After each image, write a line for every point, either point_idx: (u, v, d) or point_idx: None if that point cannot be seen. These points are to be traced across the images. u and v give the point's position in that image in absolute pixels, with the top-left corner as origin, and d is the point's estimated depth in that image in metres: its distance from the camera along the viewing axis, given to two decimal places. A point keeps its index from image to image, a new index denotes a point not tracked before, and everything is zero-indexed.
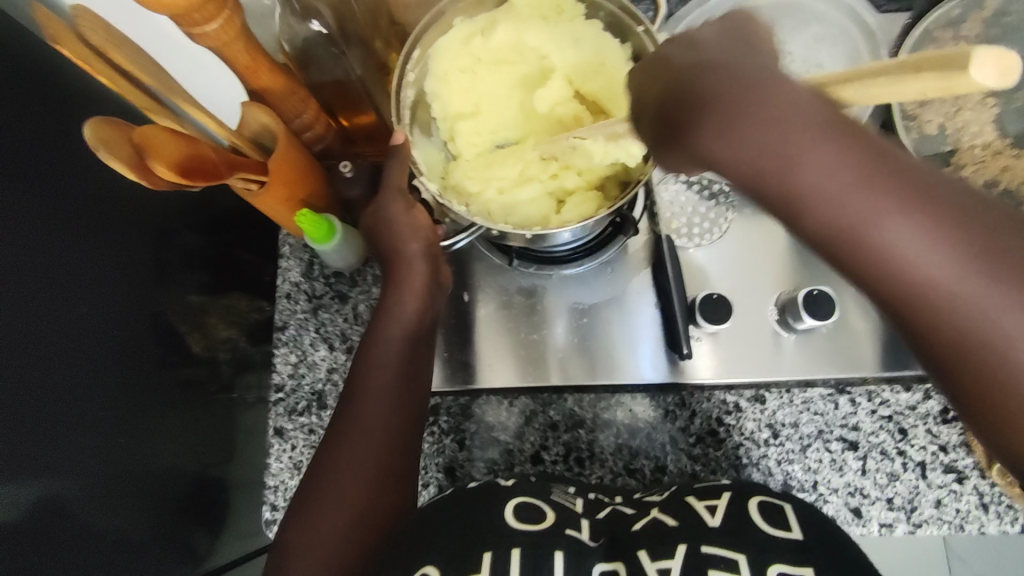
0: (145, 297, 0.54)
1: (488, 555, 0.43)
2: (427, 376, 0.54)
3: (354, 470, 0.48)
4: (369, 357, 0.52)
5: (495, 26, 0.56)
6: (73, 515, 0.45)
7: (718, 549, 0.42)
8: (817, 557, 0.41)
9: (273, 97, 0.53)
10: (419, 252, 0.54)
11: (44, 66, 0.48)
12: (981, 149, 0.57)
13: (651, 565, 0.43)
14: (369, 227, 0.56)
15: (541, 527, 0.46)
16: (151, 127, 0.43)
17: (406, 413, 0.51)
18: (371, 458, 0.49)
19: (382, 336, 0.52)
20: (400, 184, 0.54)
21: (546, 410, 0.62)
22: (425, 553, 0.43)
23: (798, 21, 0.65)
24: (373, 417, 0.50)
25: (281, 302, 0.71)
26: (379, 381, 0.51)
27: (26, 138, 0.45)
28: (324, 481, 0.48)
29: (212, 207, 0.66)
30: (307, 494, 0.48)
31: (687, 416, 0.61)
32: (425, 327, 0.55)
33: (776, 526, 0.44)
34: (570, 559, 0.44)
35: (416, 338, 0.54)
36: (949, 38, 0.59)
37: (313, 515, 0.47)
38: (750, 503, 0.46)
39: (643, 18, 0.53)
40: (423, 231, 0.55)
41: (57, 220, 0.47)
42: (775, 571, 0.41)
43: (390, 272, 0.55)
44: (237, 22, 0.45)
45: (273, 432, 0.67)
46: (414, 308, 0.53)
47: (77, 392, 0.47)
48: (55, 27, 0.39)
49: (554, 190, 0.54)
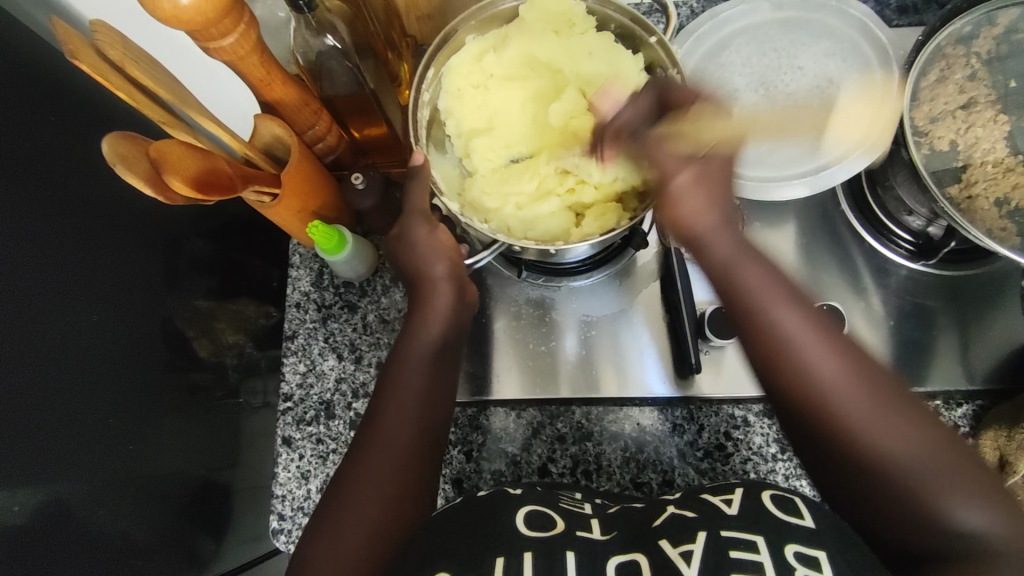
0: (154, 303, 0.55)
1: (500, 561, 0.42)
2: (448, 391, 0.55)
3: (375, 487, 0.48)
4: (391, 371, 0.53)
5: (508, 41, 0.57)
6: (80, 517, 0.46)
7: (737, 534, 0.42)
8: (830, 538, 0.41)
9: (287, 110, 0.53)
10: (445, 274, 0.54)
11: (60, 74, 0.48)
12: (994, 166, 0.55)
13: (674, 551, 0.43)
14: (390, 246, 0.56)
15: (553, 532, 0.45)
16: (168, 141, 0.44)
17: (427, 427, 0.52)
18: (392, 476, 0.49)
19: (410, 357, 0.53)
20: (422, 206, 0.54)
21: (553, 422, 0.63)
22: (438, 560, 0.42)
23: (808, 36, 0.65)
24: (396, 435, 0.50)
25: (292, 312, 0.70)
26: (401, 399, 0.51)
27: (40, 145, 0.46)
28: (347, 497, 0.48)
29: (223, 213, 0.66)
30: (327, 508, 0.48)
31: (695, 430, 0.61)
32: (449, 344, 0.55)
33: (788, 514, 0.43)
34: (582, 556, 0.43)
35: (439, 357, 0.54)
36: (961, 54, 0.58)
37: (331, 531, 0.47)
38: (761, 495, 0.46)
39: (656, 29, 0.55)
40: (448, 251, 0.55)
41: (70, 226, 0.47)
42: (792, 549, 0.40)
43: (414, 290, 0.56)
44: (253, 35, 0.46)
45: (280, 441, 0.67)
46: (438, 329, 0.54)
47: (87, 397, 0.47)
48: (72, 40, 0.38)
49: (573, 202, 0.54)
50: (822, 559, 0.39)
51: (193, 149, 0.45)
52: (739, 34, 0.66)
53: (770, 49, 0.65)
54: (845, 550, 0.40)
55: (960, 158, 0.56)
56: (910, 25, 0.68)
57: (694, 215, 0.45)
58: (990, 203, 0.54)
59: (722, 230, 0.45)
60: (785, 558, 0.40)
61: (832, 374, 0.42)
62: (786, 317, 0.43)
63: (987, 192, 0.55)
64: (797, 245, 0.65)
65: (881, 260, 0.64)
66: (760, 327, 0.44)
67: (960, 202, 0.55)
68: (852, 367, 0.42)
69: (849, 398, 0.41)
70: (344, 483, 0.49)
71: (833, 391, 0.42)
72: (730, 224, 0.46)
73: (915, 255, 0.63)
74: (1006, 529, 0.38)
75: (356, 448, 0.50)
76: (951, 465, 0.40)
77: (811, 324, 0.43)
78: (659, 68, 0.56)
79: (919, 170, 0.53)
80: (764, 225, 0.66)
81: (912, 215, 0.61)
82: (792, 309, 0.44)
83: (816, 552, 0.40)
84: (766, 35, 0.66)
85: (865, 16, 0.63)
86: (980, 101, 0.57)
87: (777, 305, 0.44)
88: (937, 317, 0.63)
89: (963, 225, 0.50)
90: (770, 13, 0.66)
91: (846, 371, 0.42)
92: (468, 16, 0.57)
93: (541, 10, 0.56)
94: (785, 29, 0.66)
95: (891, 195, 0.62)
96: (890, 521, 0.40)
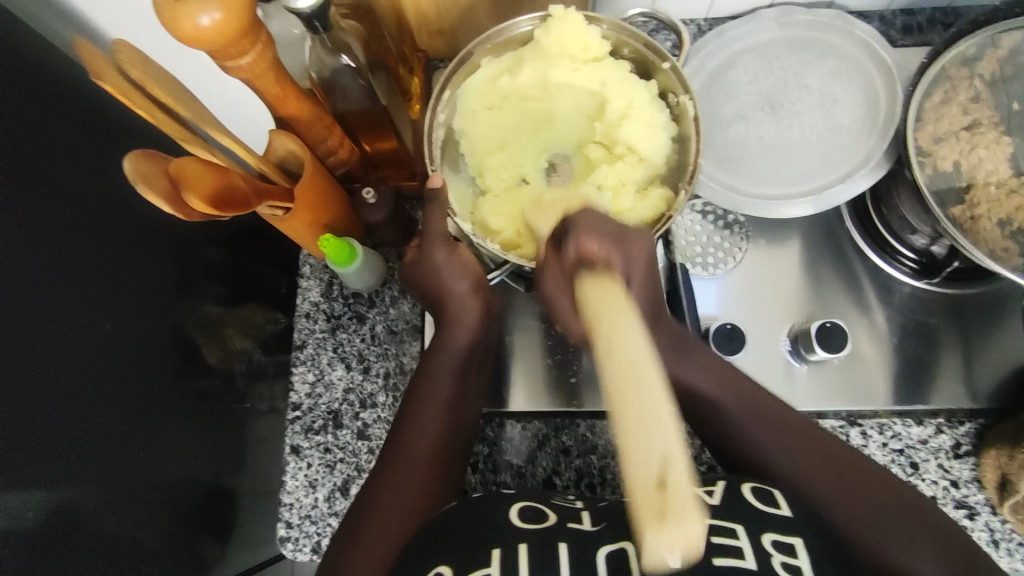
0: (167, 310, 0.56)
1: (497, 553, 0.42)
2: (470, 409, 0.57)
3: (399, 498, 0.50)
4: (419, 393, 0.55)
5: (521, 65, 0.57)
6: (88, 521, 0.46)
7: (717, 520, 0.42)
8: (808, 529, 0.43)
9: (301, 125, 0.54)
10: (467, 290, 0.57)
11: (78, 85, 0.50)
12: (998, 187, 0.56)
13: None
14: (411, 264, 0.58)
15: (544, 525, 0.45)
16: (187, 159, 0.45)
17: (447, 441, 0.54)
18: (414, 487, 0.50)
19: (432, 368, 0.56)
20: (441, 229, 0.55)
21: (559, 435, 0.63)
22: (439, 554, 0.43)
23: (814, 56, 0.66)
24: (419, 448, 0.52)
25: (300, 321, 0.71)
26: (426, 413, 0.54)
27: (59, 155, 0.47)
28: (371, 508, 0.49)
29: (234, 222, 0.67)
30: (352, 524, 0.49)
31: (699, 444, 0.62)
32: (473, 359, 0.58)
33: (767, 505, 0.44)
34: (573, 548, 0.43)
35: (463, 370, 0.56)
36: (964, 76, 0.59)
37: (355, 545, 0.47)
38: (742, 486, 0.46)
39: (669, 56, 0.57)
40: (470, 270, 0.57)
41: (86, 234, 0.48)
42: (769, 538, 0.41)
43: (439, 309, 0.58)
44: (269, 55, 0.47)
45: (288, 450, 0.67)
46: (464, 340, 0.57)
47: (100, 404, 0.48)
48: (97, 62, 0.40)
49: None
50: (798, 547, 0.41)
51: (212, 166, 0.46)
52: (745, 52, 0.67)
53: (777, 67, 0.66)
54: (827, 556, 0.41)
55: (962, 178, 0.57)
56: (915, 45, 0.69)
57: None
58: (992, 224, 0.55)
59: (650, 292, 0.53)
60: (763, 546, 0.41)
61: (768, 440, 0.51)
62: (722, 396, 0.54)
63: (989, 213, 0.55)
64: (801, 262, 0.66)
65: (885, 278, 0.65)
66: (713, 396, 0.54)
67: (963, 222, 0.56)
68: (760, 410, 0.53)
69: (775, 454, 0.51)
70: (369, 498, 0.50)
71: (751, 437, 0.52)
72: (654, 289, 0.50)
73: (918, 273, 0.63)
74: (946, 557, 0.44)
75: (381, 467, 0.51)
76: (848, 475, 0.48)
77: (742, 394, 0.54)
78: (671, 93, 0.58)
79: (922, 191, 0.54)
80: (769, 242, 0.66)
81: (916, 235, 0.61)
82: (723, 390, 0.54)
83: (792, 540, 0.41)
84: (773, 53, 0.66)
85: (870, 37, 0.64)
86: (983, 123, 0.58)
87: (714, 390, 0.54)
88: (941, 335, 0.63)
89: (962, 244, 0.52)
90: (777, 32, 0.67)
91: (745, 407, 0.53)
92: (485, 41, 0.58)
93: (556, 35, 0.56)
94: (790, 48, 0.66)
95: (895, 215, 0.62)
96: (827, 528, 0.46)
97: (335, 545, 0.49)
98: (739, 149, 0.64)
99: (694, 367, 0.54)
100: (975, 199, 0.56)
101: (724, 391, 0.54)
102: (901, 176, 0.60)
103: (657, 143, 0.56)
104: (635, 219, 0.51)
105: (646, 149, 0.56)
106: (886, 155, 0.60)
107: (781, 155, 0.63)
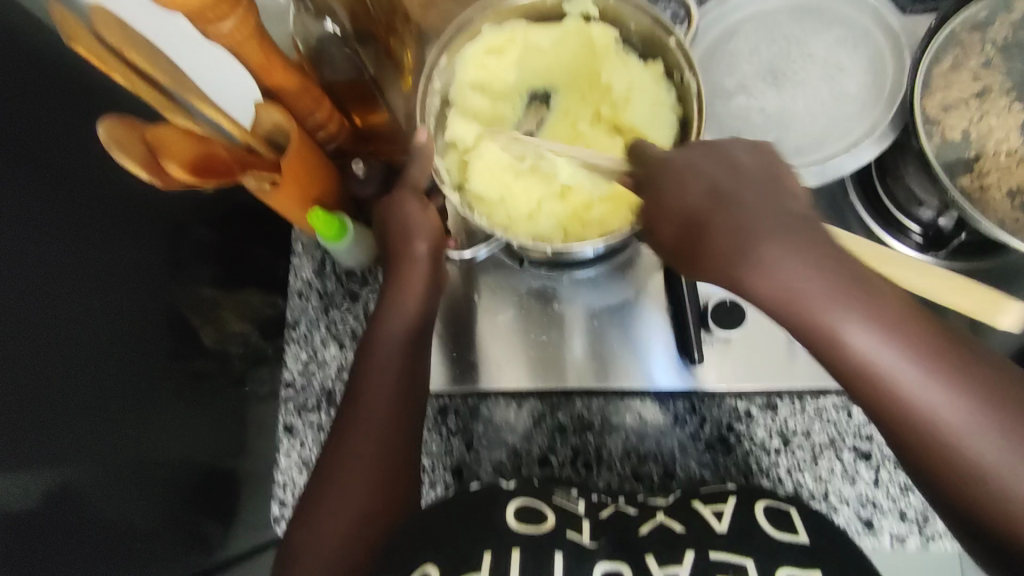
0: (160, 290, 0.55)
1: (489, 554, 0.41)
2: (421, 380, 0.54)
3: (365, 465, 0.49)
4: (365, 358, 0.52)
5: (518, 41, 0.57)
6: (83, 502, 0.46)
7: (726, 555, 0.42)
8: (823, 556, 0.41)
9: (287, 96, 0.53)
10: (426, 254, 0.54)
11: (59, 59, 0.49)
12: (1008, 156, 0.54)
13: (660, 571, 0.42)
14: (379, 221, 0.56)
15: (542, 528, 0.44)
16: (164, 126, 0.45)
17: (401, 415, 0.51)
18: (379, 453, 0.49)
19: (381, 336, 0.52)
20: (417, 184, 0.55)
21: (555, 413, 0.62)
22: (424, 553, 0.42)
23: (819, 23, 0.64)
24: (377, 415, 0.50)
25: (293, 300, 0.72)
26: (380, 382, 0.51)
27: (43, 131, 0.46)
28: (328, 497, 0.48)
29: (228, 202, 0.66)
30: (315, 493, 0.49)
31: (697, 422, 0.61)
32: (423, 325, 0.55)
33: (783, 530, 0.43)
34: (572, 556, 0.43)
35: (414, 335, 0.54)
36: (976, 41, 0.57)
37: (320, 519, 0.47)
38: (754, 505, 0.46)
39: (677, 32, 0.53)
40: (431, 231, 0.55)
41: (72, 213, 0.47)
42: (784, 573, 0.40)
43: (391, 267, 0.55)
44: (252, 21, 0.45)
45: (282, 429, 0.68)
46: (416, 305, 0.53)
47: (89, 383, 0.47)
48: (72, 28, 0.38)
49: (580, 208, 0.54)
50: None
51: (190, 134, 0.47)
52: (749, 21, 0.65)
53: (780, 35, 0.64)
54: None
55: (972, 148, 0.55)
56: (924, 12, 0.66)
57: (824, 312, 0.38)
58: (1003, 195, 0.53)
59: (690, 146, 0.44)
60: None
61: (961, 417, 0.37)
62: (850, 320, 0.38)
63: (999, 182, 0.54)
64: None
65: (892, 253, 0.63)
66: (696, 238, 0.40)
67: (972, 192, 0.54)
68: (885, 325, 0.38)
69: (935, 395, 0.38)
70: (331, 466, 0.49)
71: (897, 373, 0.38)
72: (774, 230, 0.39)
73: (925, 247, 0.61)
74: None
75: (334, 440, 0.50)
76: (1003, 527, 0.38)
77: (901, 347, 0.38)
78: (677, 73, 0.55)
79: (930, 161, 0.52)
80: None
81: (923, 207, 0.60)
82: (855, 312, 0.38)
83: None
84: (776, 22, 0.64)
85: (878, 3, 0.62)
86: (995, 89, 0.56)
87: (973, 419, 0.37)
88: None
89: (973, 216, 0.50)
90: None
91: (822, 273, 0.38)
92: (485, 7, 0.56)
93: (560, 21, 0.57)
94: (794, 16, 0.64)
95: (902, 186, 0.61)
96: (966, 488, 0.38)
97: (296, 520, 0.48)
98: (739, 121, 0.62)
99: (853, 322, 0.38)
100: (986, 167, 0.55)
101: (792, 278, 0.38)
102: (908, 146, 0.59)
103: (662, 126, 0.54)
104: (698, 160, 0.42)
105: (653, 129, 0.54)
106: (893, 124, 0.58)
107: (786, 126, 0.62)
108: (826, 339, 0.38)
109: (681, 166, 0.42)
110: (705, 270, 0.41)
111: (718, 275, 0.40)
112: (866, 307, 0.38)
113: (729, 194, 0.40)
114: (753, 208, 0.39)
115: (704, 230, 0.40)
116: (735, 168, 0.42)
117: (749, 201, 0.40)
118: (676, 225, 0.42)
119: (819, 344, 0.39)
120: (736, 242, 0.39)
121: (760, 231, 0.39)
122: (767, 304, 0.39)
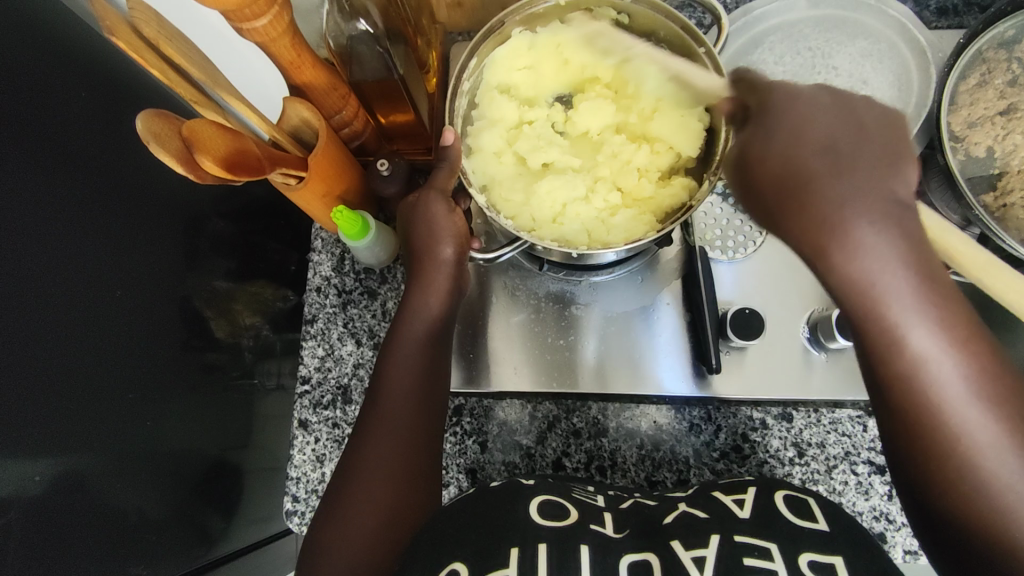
0: (175, 282, 0.55)
1: (514, 552, 0.41)
2: (444, 381, 0.54)
3: (385, 463, 0.49)
4: (387, 356, 0.53)
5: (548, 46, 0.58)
6: (93, 490, 0.46)
7: (750, 539, 0.41)
8: (843, 543, 0.40)
9: (315, 92, 0.53)
10: (451, 258, 0.55)
11: (91, 55, 0.49)
12: None
13: (686, 554, 0.42)
14: (406, 222, 0.56)
15: (564, 521, 0.45)
16: (200, 120, 0.44)
17: (424, 413, 0.51)
18: (401, 454, 0.49)
19: (404, 334, 0.53)
20: (444, 187, 0.56)
21: (569, 417, 0.63)
22: (452, 550, 0.42)
23: (844, 35, 0.64)
24: (399, 412, 0.51)
25: (312, 295, 0.71)
26: (402, 379, 0.51)
27: (72, 120, 0.47)
28: (349, 491, 0.48)
29: (246, 196, 0.67)
30: (338, 491, 0.49)
31: (712, 430, 0.61)
32: (443, 331, 0.55)
33: (802, 518, 0.43)
34: (595, 549, 0.43)
35: (436, 337, 0.54)
36: (1002, 59, 0.57)
37: (340, 515, 0.48)
38: (775, 495, 0.46)
39: (705, 41, 0.53)
40: (456, 234, 0.55)
41: (94, 203, 0.48)
42: (805, 559, 0.40)
43: (415, 267, 0.55)
44: (286, 18, 0.45)
45: (297, 424, 0.68)
46: (438, 306, 0.54)
47: (102, 373, 0.47)
48: (111, 18, 0.37)
49: (607, 211, 0.54)
50: (838, 565, 0.39)
51: (225, 129, 0.45)
52: (773, 31, 0.65)
53: (805, 47, 0.64)
54: (857, 558, 0.40)
55: (995, 165, 0.55)
56: (949, 27, 0.67)
57: (873, 275, 0.36)
58: None
59: (822, 87, 0.41)
60: (799, 566, 0.39)
61: (993, 442, 0.35)
62: (906, 306, 0.36)
63: None
64: None
65: None
66: (795, 191, 0.38)
67: (994, 210, 0.54)
68: (950, 336, 0.36)
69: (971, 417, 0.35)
70: (355, 457, 0.49)
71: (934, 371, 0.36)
72: (854, 179, 0.37)
73: None
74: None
75: (357, 436, 0.51)
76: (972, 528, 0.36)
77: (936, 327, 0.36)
78: None
79: (954, 175, 0.52)
80: None
81: None
82: (925, 315, 0.36)
83: (831, 559, 0.39)
84: (800, 32, 0.65)
85: (904, 16, 0.62)
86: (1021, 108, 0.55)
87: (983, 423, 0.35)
88: None
89: (997, 232, 0.49)
90: (806, 11, 0.65)
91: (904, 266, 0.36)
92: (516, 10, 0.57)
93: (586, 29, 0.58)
94: (819, 27, 0.65)
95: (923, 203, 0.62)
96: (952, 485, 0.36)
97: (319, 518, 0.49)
98: None
99: (892, 282, 0.36)
100: (1010, 184, 0.55)
101: (874, 262, 0.36)
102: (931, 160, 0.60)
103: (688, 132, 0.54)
104: (800, 105, 0.40)
105: (676, 138, 0.54)
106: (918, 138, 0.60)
107: None
108: (856, 292, 0.37)
109: (807, 116, 0.39)
110: (786, 221, 0.39)
111: (803, 232, 0.38)
112: (937, 315, 0.36)
113: (837, 152, 0.38)
114: (863, 169, 0.37)
115: (806, 189, 0.38)
116: (848, 123, 0.39)
117: (863, 162, 0.38)
118: (772, 171, 0.39)
119: (855, 299, 0.37)
120: (838, 206, 0.37)
121: (845, 186, 0.37)
122: (837, 285, 0.38)
